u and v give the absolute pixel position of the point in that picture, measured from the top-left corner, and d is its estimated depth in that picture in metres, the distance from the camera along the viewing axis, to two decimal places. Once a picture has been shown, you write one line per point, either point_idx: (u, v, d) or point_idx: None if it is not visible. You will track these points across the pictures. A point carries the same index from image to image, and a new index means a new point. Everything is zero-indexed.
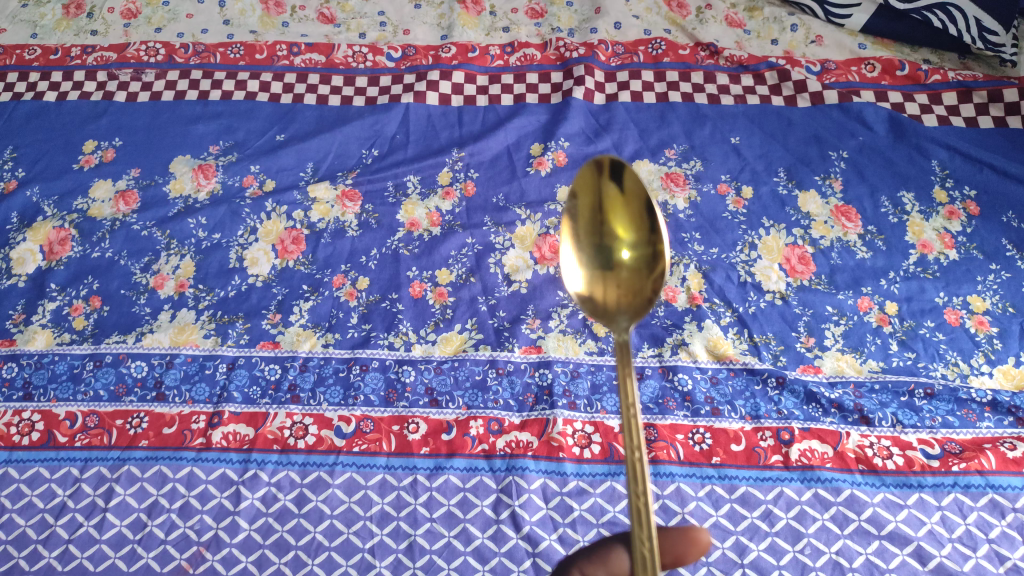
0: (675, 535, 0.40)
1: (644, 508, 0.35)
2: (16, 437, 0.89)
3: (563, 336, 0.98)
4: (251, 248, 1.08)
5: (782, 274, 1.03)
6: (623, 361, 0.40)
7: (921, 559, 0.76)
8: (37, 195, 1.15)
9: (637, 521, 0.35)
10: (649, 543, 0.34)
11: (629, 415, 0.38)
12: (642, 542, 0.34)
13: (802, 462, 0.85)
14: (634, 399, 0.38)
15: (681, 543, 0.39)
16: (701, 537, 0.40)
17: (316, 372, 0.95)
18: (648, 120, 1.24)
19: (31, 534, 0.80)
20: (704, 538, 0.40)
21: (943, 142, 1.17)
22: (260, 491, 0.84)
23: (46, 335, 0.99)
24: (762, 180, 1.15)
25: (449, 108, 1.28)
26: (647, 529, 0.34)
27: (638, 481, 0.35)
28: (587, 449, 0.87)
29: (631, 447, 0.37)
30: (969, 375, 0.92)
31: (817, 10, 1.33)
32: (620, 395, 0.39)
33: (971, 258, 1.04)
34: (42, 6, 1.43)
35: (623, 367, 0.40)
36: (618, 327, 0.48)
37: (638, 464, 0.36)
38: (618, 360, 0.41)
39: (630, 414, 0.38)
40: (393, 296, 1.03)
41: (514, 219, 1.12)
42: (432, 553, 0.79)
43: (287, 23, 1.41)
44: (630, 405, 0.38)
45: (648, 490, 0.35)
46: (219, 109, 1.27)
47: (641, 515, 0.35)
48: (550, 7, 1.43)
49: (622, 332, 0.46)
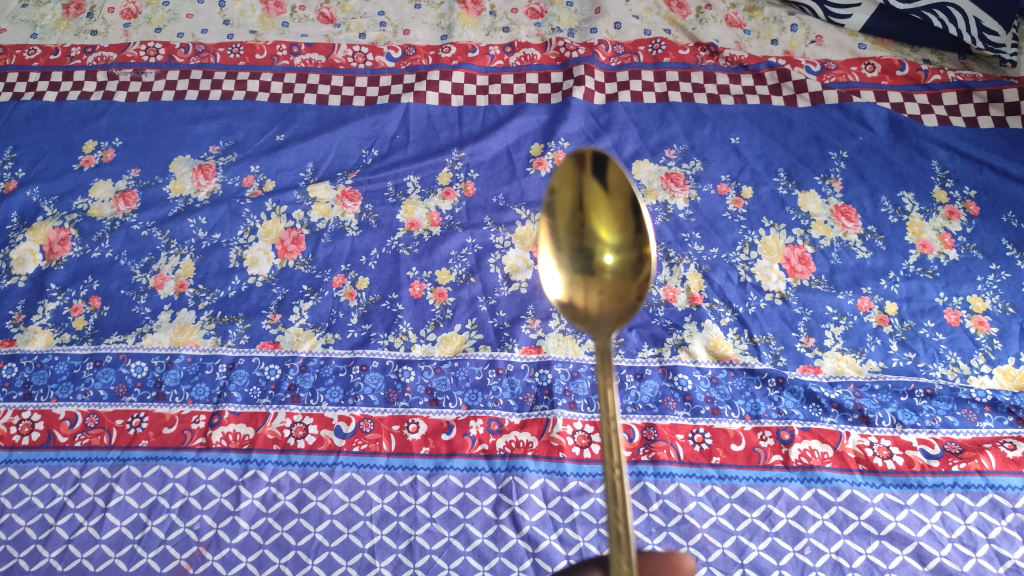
0: (657, 559, 0.39)
1: (624, 532, 0.34)
2: (16, 437, 0.89)
3: (563, 336, 0.98)
4: (251, 248, 1.08)
5: (782, 274, 1.03)
6: (602, 370, 0.39)
7: (921, 559, 0.76)
8: (36, 195, 1.15)
9: (617, 546, 0.34)
10: (627, 565, 0.33)
11: (609, 424, 0.36)
12: (621, 565, 0.34)
13: (802, 462, 0.85)
14: (615, 409, 0.37)
15: (663, 567, 0.39)
16: (685, 562, 0.39)
17: (316, 372, 0.95)
18: (648, 120, 1.24)
19: (31, 534, 0.80)
20: (687, 563, 0.40)
21: (943, 142, 1.17)
22: (260, 491, 0.84)
23: (46, 335, 0.99)
24: (763, 180, 1.15)
25: (449, 108, 1.28)
26: (626, 553, 0.34)
27: (618, 501, 0.34)
28: (587, 448, 0.87)
29: (610, 463, 0.35)
30: (969, 375, 0.92)
31: (817, 10, 1.33)
32: (600, 403, 0.38)
33: (971, 258, 1.04)
34: (42, 6, 1.43)
35: (603, 373, 0.39)
36: (598, 333, 0.47)
37: (619, 482, 0.35)
38: (598, 368, 0.39)
39: (611, 427, 0.36)
40: (394, 296, 1.03)
41: (514, 219, 1.12)
42: (432, 553, 0.79)
43: (287, 24, 1.41)
44: (611, 417, 0.36)
45: (627, 515, 0.34)
46: (219, 109, 1.27)
47: (621, 540, 0.34)
48: (550, 7, 1.43)
49: (600, 339, 0.45)
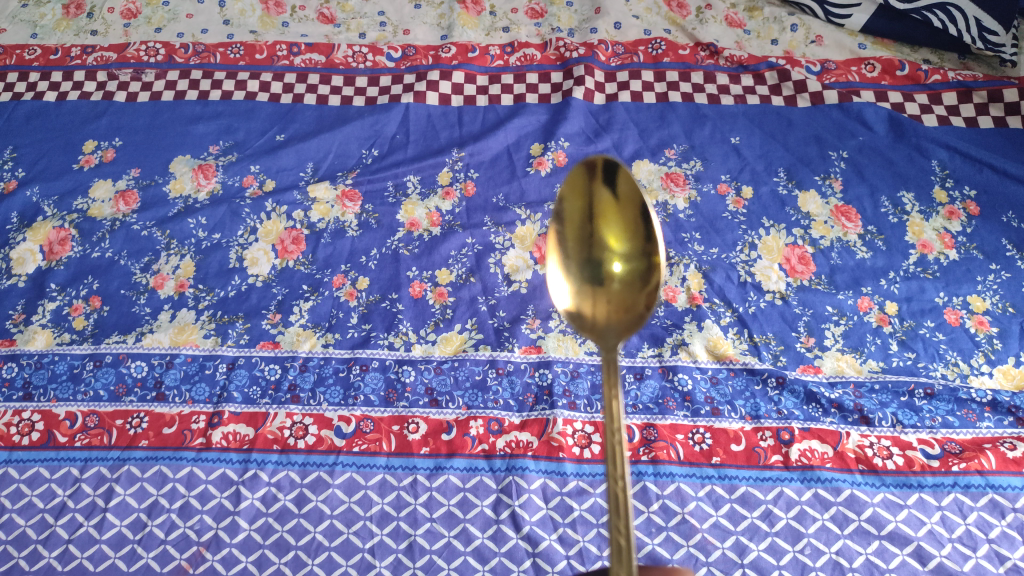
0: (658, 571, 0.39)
1: (625, 546, 0.34)
2: (16, 437, 0.89)
3: (563, 336, 0.98)
4: (251, 248, 1.08)
5: (782, 274, 1.03)
6: (607, 379, 0.39)
7: (921, 559, 0.76)
8: (36, 195, 1.15)
9: (618, 559, 0.34)
10: None
11: (613, 436, 0.36)
12: None
13: (802, 462, 0.85)
14: (618, 419, 0.37)
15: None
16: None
17: (316, 372, 0.95)
18: (648, 120, 1.24)
19: (31, 534, 0.80)
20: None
21: (943, 142, 1.17)
22: (260, 491, 0.84)
23: (46, 335, 0.99)
24: (763, 180, 1.15)
25: (449, 109, 1.28)
26: (626, 566, 0.33)
27: (620, 515, 0.34)
28: (587, 449, 0.87)
29: (614, 475, 0.35)
30: (969, 375, 0.92)
31: (817, 10, 1.33)
32: (605, 414, 0.38)
33: (971, 258, 1.04)
34: (42, 6, 1.43)
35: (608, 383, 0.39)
36: (605, 344, 0.46)
37: (621, 494, 0.35)
38: (603, 376, 0.39)
39: (615, 440, 0.36)
40: (394, 296, 1.03)
41: (515, 219, 1.12)
42: (432, 553, 0.79)
43: (287, 24, 1.41)
44: (615, 429, 0.36)
45: (630, 530, 0.34)
46: (218, 109, 1.27)
47: (622, 554, 0.34)
48: (551, 7, 1.43)
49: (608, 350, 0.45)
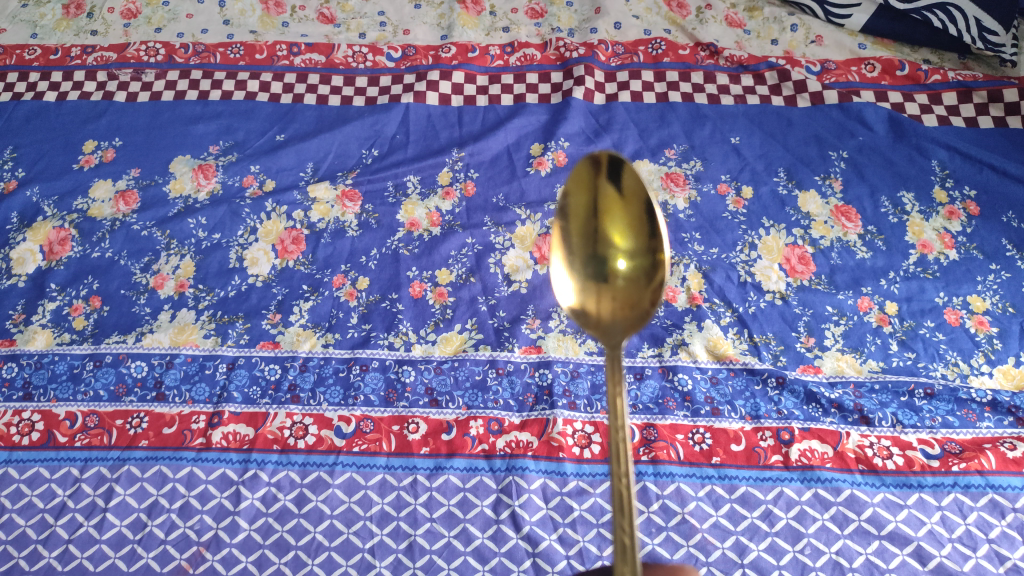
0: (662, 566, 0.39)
1: (629, 545, 0.34)
2: (16, 437, 0.89)
3: (563, 336, 0.98)
4: (251, 247, 1.08)
5: (782, 274, 1.03)
6: (612, 374, 0.39)
7: (921, 559, 0.76)
8: (36, 195, 1.15)
9: (621, 557, 0.34)
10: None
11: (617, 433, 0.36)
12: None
13: (802, 462, 0.85)
14: (623, 416, 0.37)
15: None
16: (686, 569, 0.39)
17: (316, 372, 0.95)
18: (648, 120, 1.24)
19: (31, 534, 0.80)
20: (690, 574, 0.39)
21: (943, 142, 1.17)
22: (260, 491, 0.84)
23: (46, 335, 0.99)
24: (763, 180, 1.15)
25: (449, 109, 1.28)
26: (630, 564, 0.33)
27: (624, 513, 0.34)
28: (587, 449, 0.87)
29: (618, 473, 0.35)
30: (969, 375, 0.92)
31: (817, 10, 1.33)
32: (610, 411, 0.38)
33: (971, 258, 1.04)
34: (42, 6, 1.43)
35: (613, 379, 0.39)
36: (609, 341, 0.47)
37: (625, 494, 0.35)
38: (608, 372, 0.39)
39: (619, 438, 0.36)
40: (393, 296, 1.03)
41: (515, 219, 1.12)
42: (432, 553, 0.79)
43: (287, 24, 1.41)
44: (619, 427, 0.37)
45: (634, 528, 0.34)
46: (218, 109, 1.27)
47: (626, 552, 0.33)
48: (551, 7, 1.43)
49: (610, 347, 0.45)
